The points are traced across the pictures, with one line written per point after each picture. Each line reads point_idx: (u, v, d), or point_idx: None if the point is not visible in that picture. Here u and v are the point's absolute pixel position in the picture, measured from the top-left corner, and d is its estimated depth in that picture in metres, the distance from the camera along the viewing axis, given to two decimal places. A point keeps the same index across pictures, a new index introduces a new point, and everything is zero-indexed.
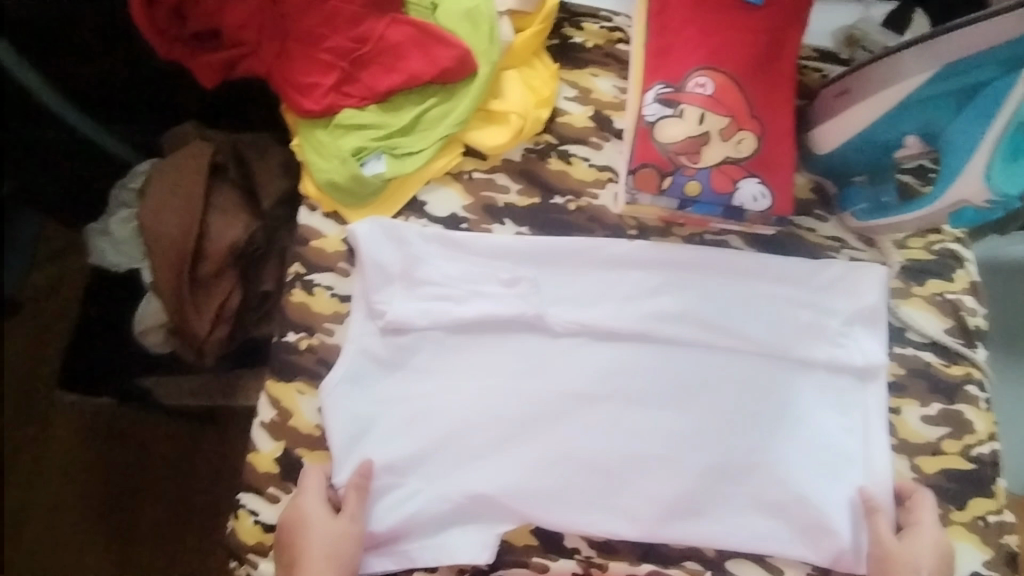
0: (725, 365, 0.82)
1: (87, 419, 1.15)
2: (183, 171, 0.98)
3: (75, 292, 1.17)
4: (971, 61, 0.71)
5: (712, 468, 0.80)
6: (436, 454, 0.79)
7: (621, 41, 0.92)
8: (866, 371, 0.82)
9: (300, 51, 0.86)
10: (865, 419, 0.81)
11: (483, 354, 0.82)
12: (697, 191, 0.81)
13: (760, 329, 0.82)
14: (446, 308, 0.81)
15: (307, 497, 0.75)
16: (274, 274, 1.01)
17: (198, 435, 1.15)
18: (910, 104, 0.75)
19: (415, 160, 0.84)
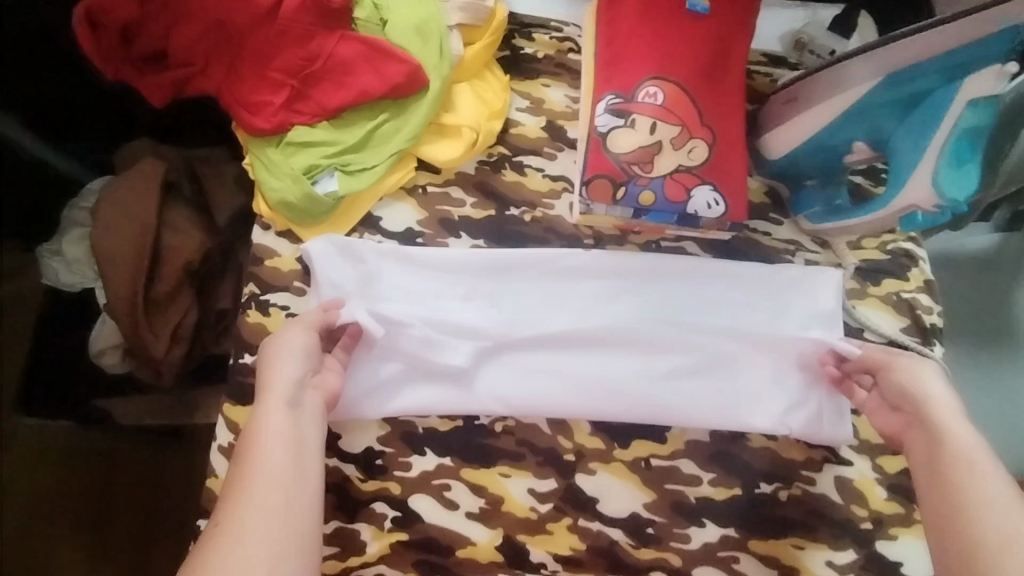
0: (684, 342, 0.82)
1: (32, 449, 1.07)
2: (137, 191, 0.96)
3: None
4: (913, 70, 0.71)
5: (690, 394, 0.80)
6: (416, 362, 0.80)
7: (572, 51, 0.92)
8: (816, 373, 0.82)
9: (250, 70, 0.85)
10: (818, 412, 0.80)
11: (446, 322, 0.81)
12: (651, 200, 0.81)
13: (716, 320, 0.82)
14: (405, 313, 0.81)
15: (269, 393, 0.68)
16: (231, 291, 1.00)
17: (153, 453, 1.08)
18: (856, 112, 0.76)
19: (368, 177, 0.83)
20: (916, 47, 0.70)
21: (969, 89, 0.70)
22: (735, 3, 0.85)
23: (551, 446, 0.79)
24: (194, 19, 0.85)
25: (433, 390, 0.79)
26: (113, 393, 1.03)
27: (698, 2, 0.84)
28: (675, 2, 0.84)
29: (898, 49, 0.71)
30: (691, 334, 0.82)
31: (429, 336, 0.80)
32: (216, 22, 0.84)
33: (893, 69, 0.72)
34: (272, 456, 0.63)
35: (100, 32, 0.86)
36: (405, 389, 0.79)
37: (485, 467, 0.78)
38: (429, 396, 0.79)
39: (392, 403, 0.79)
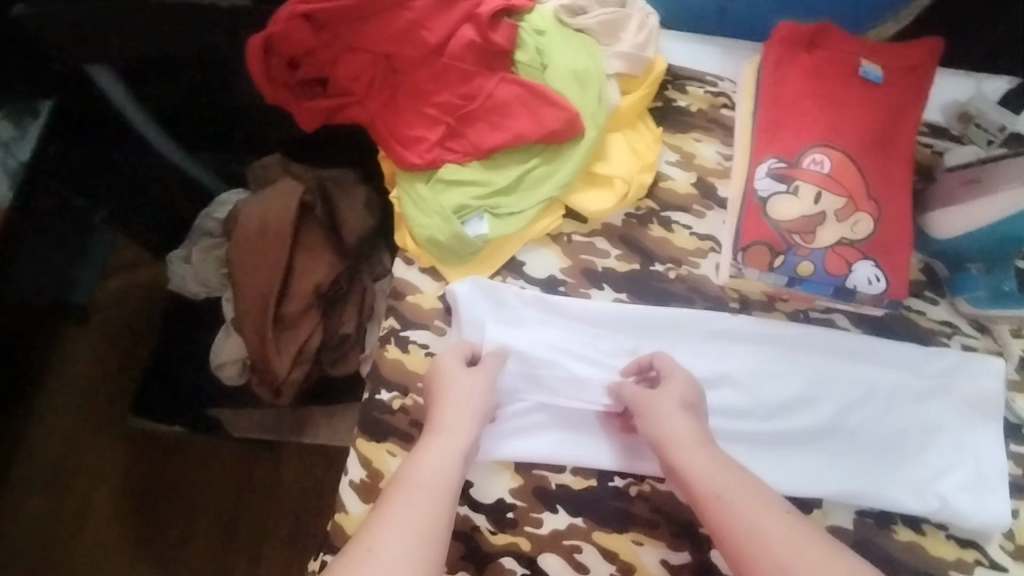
0: (834, 405, 0.79)
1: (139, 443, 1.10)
2: (274, 208, 0.98)
3: (144, 312, 1.16)
4: None
5: (840, 466, 0.77)
6: (550, 412, 0.79)
7: (725, 107, 0.90)
8: (976, 470, 0.77)
9: (408, 105, 0.86)
10: (975, 486, 0.76)
11: (581, 375, 0.79)
12: (809, 271, 0.79)
13: (868, 374, 0.80)
14: (552, 360, 0.79)
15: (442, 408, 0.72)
16: (354, 315, 1.01)
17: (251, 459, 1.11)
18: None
19: (516, 221, 0.83)
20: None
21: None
22: (911, 75, 0.83)
23: (687, 514, 0.77)
24: (361, 51, 0.85)
25: (570, 436, 0.79)
26: (228, 404, 1.04)
27: (871, 70, 0.82)
28: (848, 69, 0.83)
29: None
30: (840, 395, 0.79)
31: (566, 379, 0.79)
32: (380, 56, 0.85)
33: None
34: (447, 425, 0.70)
35: (270, 56, 0.86)
36: (544, 437, 0.78)
37: (619, 532, 0.76)
38: (571, 444, 0.78)
39: (533, 450, 0.77)
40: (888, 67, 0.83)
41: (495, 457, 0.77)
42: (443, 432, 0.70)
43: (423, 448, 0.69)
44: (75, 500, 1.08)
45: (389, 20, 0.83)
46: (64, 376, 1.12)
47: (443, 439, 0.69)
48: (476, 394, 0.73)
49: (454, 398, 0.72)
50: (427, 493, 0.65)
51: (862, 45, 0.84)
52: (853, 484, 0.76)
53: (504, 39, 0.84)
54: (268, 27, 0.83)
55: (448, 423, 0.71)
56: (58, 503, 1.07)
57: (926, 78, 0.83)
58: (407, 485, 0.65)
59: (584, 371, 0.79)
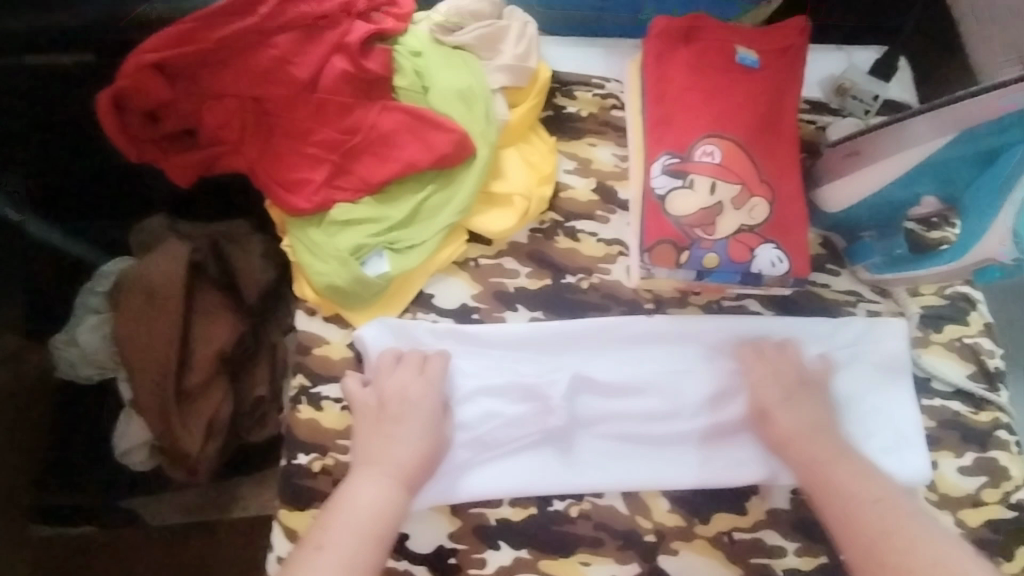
0: (758, 392, 0.79)
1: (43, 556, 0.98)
2: (160, 275, 0.90)
3: None
4: (992, 125, 0.72)
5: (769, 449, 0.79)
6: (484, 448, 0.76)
7: (614, 107, 0.89)
8: (895, 431, 0.80)
9: (287, 147, 0.81)
10: (894, 448, 0.79)
11: (506, 401, 0.77)
12: (715, 263, 0.79)
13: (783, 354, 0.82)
14: (478, 395, 0.77)
15: (394, 444, 0.70)
16: (267, 375, 0.95)
17: (181, 546, 1.00)
18: (929, 165, 0.76)
19: (419, 253, 0.80)
20: (998, 100, 0.70)
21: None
22: (786, 56, 0.84)
23: (631, 526, 0.77)
24: (225, 96, 0.79)
25: (506, 467, 0.76)
26: (144, 492, 0.98)
27: (747, 56, 0.83)
28: (726, 57, 0.83)
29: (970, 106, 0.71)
30: (764, 380, 0.80)
31: (495, 408, 0.77)
32: (247, 99, 0.79)
33: (973, 122, 0.72)
34: (396, 466, 0.69)
35: (125, 112, 0.79)
36: (485, 474, 0.76)
37: (567, 556, 0.75)
38: (514, 476, 0.76)
39: (476, 491, 0.75)
40: (763, 52, 0.84)
41: (431, 502, 0.74)
42: (389, 469, 0.68)
43: (363, 476, 0.68)
44: None
45: (252, 60, 0.77)
46: None
47: (387, 478, 0.68)
48: (427, 438, 0.71)
49: (405, 439, 0.70)
50: (366, 533, 0.64)
51: (736, 32, 0.84)
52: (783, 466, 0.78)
53: (378, 66, 0.80)
54: (116, 81, 0.76)
55: (395, 462, 0.69)
56: None
57: (800, 58, 0.85)
58: (345, 518, 0.64)
59: (514, 400, 0.77)
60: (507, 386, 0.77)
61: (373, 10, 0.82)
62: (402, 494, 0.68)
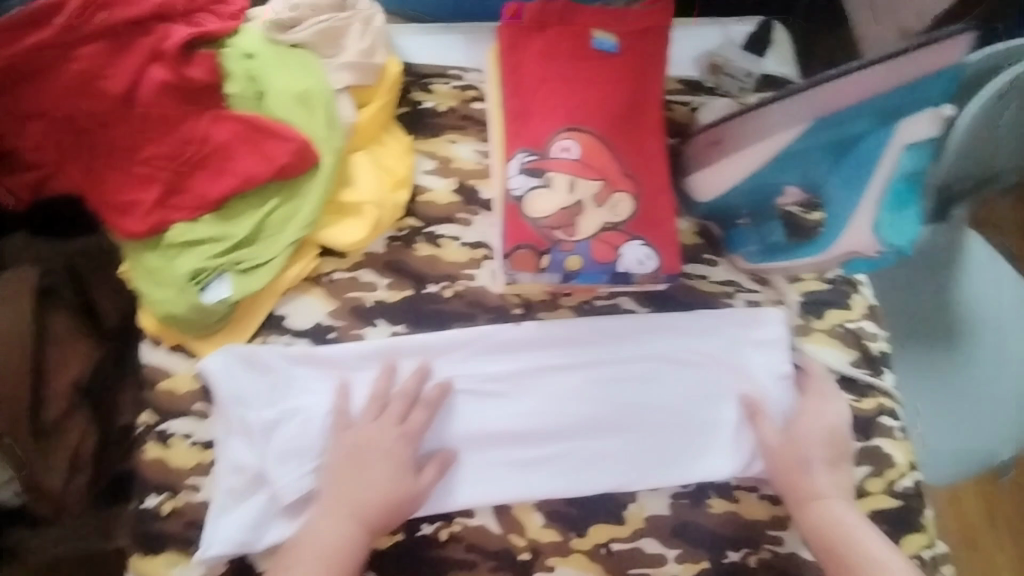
0: (631, 382, 0.77)
1: None
2: (5, 302, 0.84)
3: None
4: (846, 114, 0.67)
5: (652, 442, 0.75)
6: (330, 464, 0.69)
7: (476, 100, 0.85)
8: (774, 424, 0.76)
9: (111, 166, 0.75)
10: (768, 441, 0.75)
11: (359, 412, 0.71)
12: (578, 265, 0.75)
13: (663, 343, 0.78)
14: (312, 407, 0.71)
15: (359, 485, 0.67)
16: (132, 402, 0.90)
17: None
18: (790, 156, 0.71)
19: (265, 273, 0.74)
20: (851, 85, 0.65)
21: (904, 133, 0.66)
22: (645, 38, 0.81)
23: (504, 546, 0.71)
24: (37, 117, 0.73)
25: (351, 480, 0.68)
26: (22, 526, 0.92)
27: (603, 41, 0.79)
28: (581, 44, 0.79)
29: (836, 88, 0.66)
30: (635, 365, 0.77)
31: (351, 419, 0.71)
32: (62, 118, 0.73)
33: (825, 112, 0.68)
34: (359, 507, 0.66)
35: None
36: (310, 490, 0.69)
37: None
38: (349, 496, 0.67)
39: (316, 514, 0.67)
40: (622, 34, 0.80)
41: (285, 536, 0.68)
42: (353, 510, 0.66)
43: (323, 517, 0.66)
44: None
45: (62, 76, 0.72)
46: None
47: (347, 519, 0.66)
48: (397, 480, 0.68)
49: (373, 484, 0.67)
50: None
51: (592, 15, 0.80)
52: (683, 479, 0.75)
53: (203, 73, 0.75)
54: None
55: (359, 506, 0.66)
56: None
57: (662, 38, 0.81)
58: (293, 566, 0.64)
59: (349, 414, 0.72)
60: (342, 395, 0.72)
61: (197, 11, 0.77)
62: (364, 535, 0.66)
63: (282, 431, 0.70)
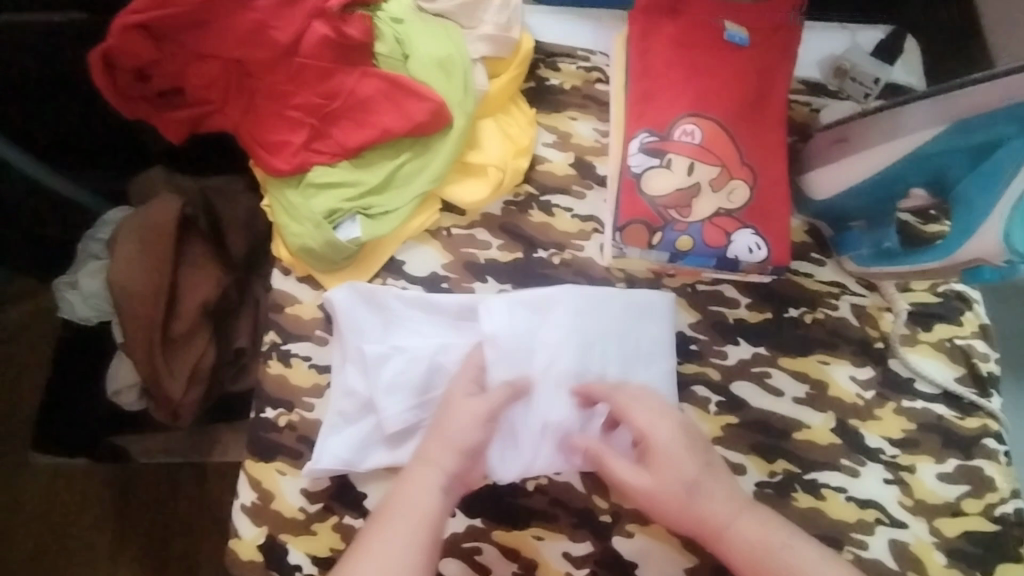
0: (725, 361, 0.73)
1: (65, 479, 1.09)
2: (152, 226, 0.94)
3: (43, 368, 1.13)
4: (986, 118, 0.67)
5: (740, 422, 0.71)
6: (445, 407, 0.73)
7: (599, 81, 0.88)
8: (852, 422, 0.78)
9: (267, 109, 0.82)
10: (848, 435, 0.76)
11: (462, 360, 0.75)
12: (689, 245, 0.77)
13: (750, 332, 0.80)
14: (446, 352, 0.76)
15: (445, 422, 0.68)
16: (248, 328, 0.99)
17: (173, 484, 1.09)
18: (918, 158, 0.72)
19: (391, 220, 0.80)
20: (998, 88, 0.65)
21: None
22: (779, 34, 0.82)
23: (587, 505, 0.75)
24: (209, 58, 0.81)
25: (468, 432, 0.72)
26: (131, 430, 1.04)
27: (737, 33, 0.80)
28: (715, 35, 0.80)
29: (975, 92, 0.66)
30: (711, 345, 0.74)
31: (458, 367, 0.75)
32: (232, 61, 0.81)
33: (965, 114, 0.68)
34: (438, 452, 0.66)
35: (117, 71, 0.81)
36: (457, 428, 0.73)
37: (518, 528, 0.74)
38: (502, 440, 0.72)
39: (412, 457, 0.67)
40: (755, 28, 0.81)
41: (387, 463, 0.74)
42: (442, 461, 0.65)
43: (415, 473, 0.65)
44: None
45: (236, 22, 0.79)
46: None
47: (422, 465, 0.66)
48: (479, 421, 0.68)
49: (458, 422, 0.67)
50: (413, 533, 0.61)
51: (727, 8, 0.82)
52: (680, 473, 0.67)
53: (359, 32, 0.80)
54: (105, 42, 0.78)
55: (442, 456, 0.66)
56: None
57: (794, 36, 0.82)
58: (387, 515, 0.63)
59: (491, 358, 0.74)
60: (480, 343, 0.75)
61: None
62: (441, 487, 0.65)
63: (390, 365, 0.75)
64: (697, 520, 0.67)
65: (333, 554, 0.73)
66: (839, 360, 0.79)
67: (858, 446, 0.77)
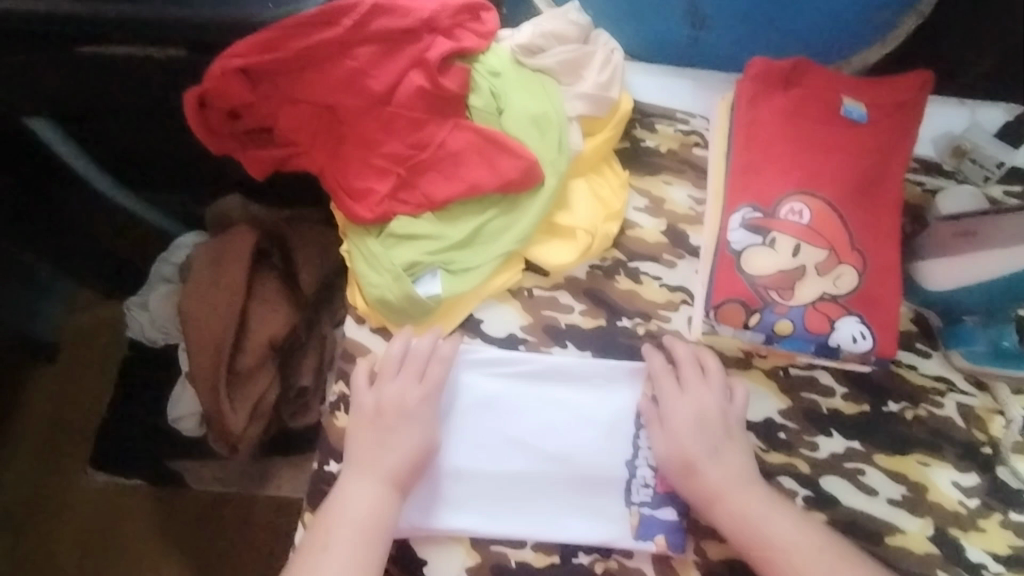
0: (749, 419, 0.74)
1: (115, 498, 1.09)
2: (228, 258, 0.95)
3: (106, 381, 1.14)
4: None
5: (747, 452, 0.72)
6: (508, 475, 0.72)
7: (697, 145, 0.85)
8: (948, 524, 0.72)
9: (357, 156, 0.81)
10: (944, 537, 0.71)
11: (530, 429, 0.74)
12: (788, 329, 0.72)
13: (848, 425, 0.75)
14: (492, 422, 0.74)
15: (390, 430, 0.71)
16: (312, 367, 0.97)
17: (219, 514, 1.08)
18: None
19: (473, 279, 0.77)
20: None
21: None
22: (898, 112, 0.77)
23: None
24: (305, 103, 0.80)
25: (520, 502, 0.72)
26: (188, 454, 1.07)
27: (853, 109, 0.77)
28: (830, 109, 0.76)
29: None
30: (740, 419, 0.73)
31: (524, 435, 0.73)
32: (327, 107, 0.80)
33: None
34: (361, 460, 0.70)
35: (208, 110, 0.80)
36: (491, 493, 0.72)
37: None
38: (528, 512, 0.71)
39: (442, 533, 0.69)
40: (873, 106, 0.77)
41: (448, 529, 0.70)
42: (375, 471, 0.69)
43: (352, 481, 0.69)
44: (40, 547, 1.07)
45: (333, 68, 0.78)
46: (35, 411, 1.13)
47: (358, 477, 0.69)
48: (408, 439, 0.70)
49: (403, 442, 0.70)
50: (367, 533, 0.66)
51: (843, 82, 0.78)
52: (687, 447, 0.71)
53: (456, 85, 0.79)
54: (203, 82, 0.77)
55: (382, 468, 0.69)
56: (31, 549, 1.07)
57: (913, 114, 0.78)
58: (337, 519, 0.67)
59: (530, 426, 0.74)
60: (555, 412, 0.74)
61: (456, 26, 0.81)
62: (370, 484, 0.68)
63: (463, 430, 0.74)
64: (694, 489, 0.70)
65: None
66: (942, 462, 0.74)
67: (959, 559, 0.70)
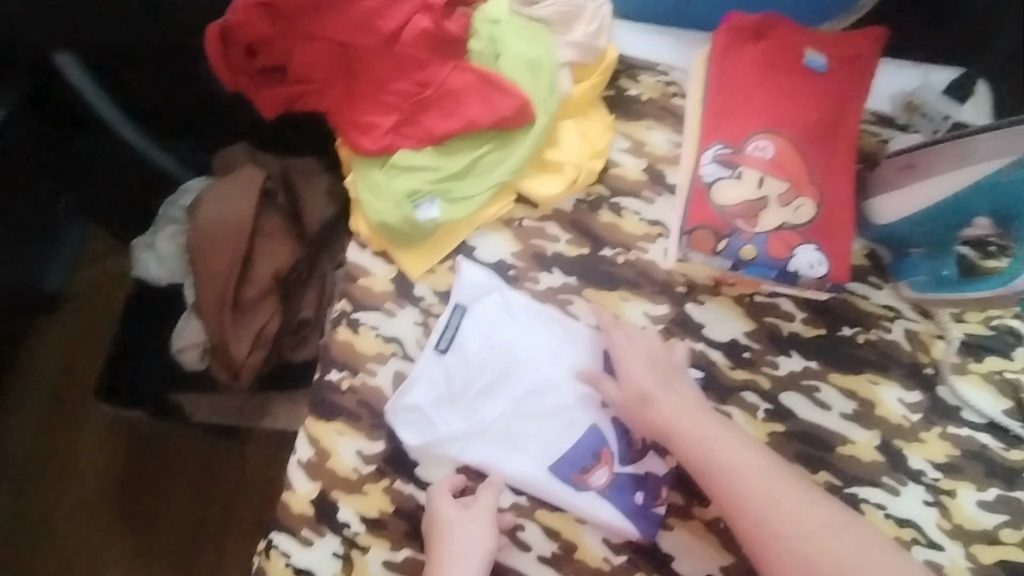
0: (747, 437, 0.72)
1: (122, 431, 1.16)
2: (233, 197, 1.00)
3: (110, 325, 1.20)
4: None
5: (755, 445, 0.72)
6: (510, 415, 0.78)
7: (677, 95, 0.92)
8: (893, 437, 0.79)
9: (364, 93, 0.87)
10: (889, 448, 0.79)
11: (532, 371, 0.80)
12: (751, 254, 0.80)
13: (806, 347, 0.82)
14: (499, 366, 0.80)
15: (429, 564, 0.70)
16: (314, 300, 1.03)
17: (217, 448, 1.15)
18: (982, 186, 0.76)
19: (469, 206, 0.84)
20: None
21: None
22: (854, 64, 0.86)
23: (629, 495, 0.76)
24: (318, 40, 0.87)
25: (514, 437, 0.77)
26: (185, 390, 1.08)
27: (815, 59, 0.85)
28: (793, 59, 0.85)
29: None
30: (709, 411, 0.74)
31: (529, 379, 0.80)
32: (338, 44, 0.87)
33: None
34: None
35: (228, 46, 0.87)
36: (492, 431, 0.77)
37: (561, 510, 0.76)
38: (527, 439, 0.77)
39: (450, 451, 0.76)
40: (833, 56, 0.85)
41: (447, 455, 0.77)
42: None
43: None
44: (48, 480, 1.13)
45: (346, 12, 0.85)
46: (43, 354, 1.18)
47: None
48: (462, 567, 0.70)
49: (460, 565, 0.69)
50: None
51: (808, 35, 0.86)
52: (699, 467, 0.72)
53: (458, 28, 0.87)
54: (228, 16, 0.85)
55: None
56: (41, 482, 1.13)
57: (868, 66, 0.86)
58: None
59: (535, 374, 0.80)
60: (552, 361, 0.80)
61: None
62: None
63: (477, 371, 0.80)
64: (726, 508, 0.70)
65: (381, 516, 0.76)
66: (889, 381, 0.81)
67: (901, 467, 0.78)
